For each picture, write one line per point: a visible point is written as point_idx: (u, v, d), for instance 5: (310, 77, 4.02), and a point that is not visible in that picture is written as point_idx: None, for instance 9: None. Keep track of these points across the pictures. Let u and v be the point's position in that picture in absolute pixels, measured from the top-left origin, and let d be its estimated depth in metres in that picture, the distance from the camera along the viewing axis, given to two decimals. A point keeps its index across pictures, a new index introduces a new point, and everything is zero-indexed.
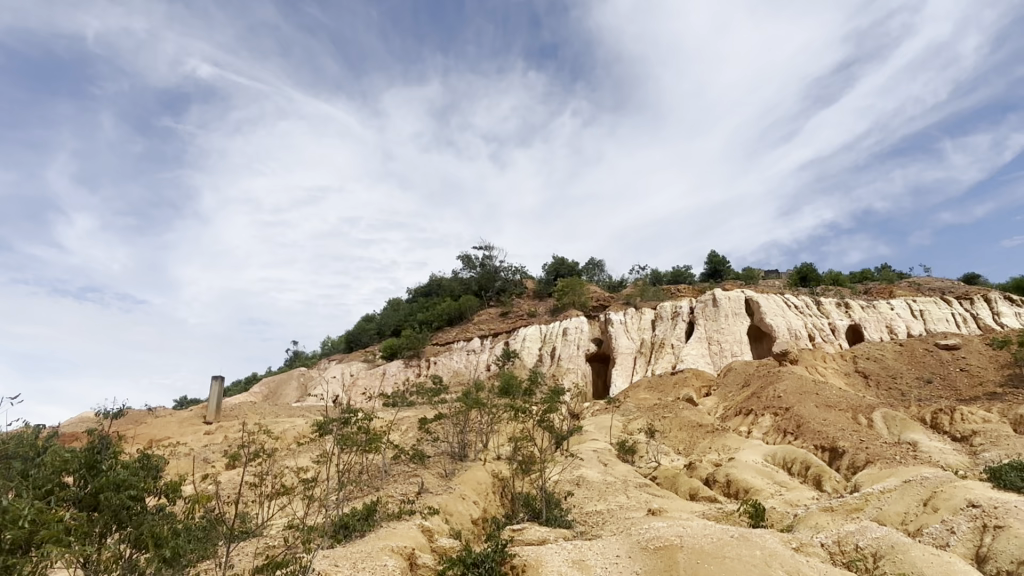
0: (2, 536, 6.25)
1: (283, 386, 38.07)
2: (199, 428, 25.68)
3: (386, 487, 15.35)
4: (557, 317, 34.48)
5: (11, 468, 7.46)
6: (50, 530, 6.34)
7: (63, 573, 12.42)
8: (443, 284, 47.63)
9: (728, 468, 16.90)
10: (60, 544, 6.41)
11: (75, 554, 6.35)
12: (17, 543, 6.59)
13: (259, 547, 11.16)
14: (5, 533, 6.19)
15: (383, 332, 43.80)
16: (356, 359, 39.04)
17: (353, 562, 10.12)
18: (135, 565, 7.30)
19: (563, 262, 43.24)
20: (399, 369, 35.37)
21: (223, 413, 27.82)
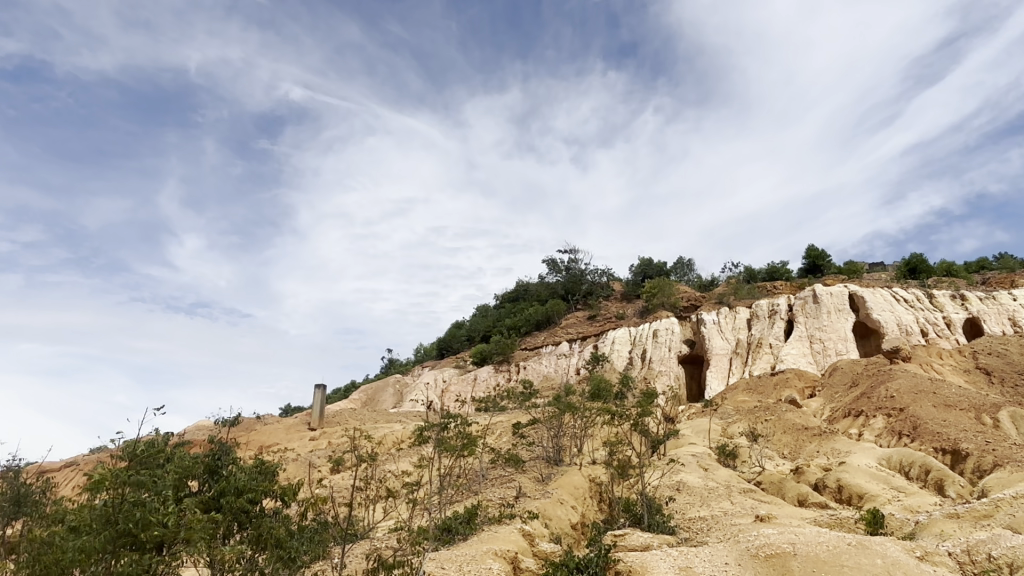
0: (148, 535, 6.88)
1: (379, 392, 39.29)
2: (304, 434, 26.87)
3: (484, 491, 15.58)
4: (647, 319, 33.93)
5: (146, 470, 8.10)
6: (188, 531, 6.92)
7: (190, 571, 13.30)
8: (530, 289, 47.83)
9: (839, 473, 16.09)
10: (197, 543, 6.95)
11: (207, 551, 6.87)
12: (154, 543, 7.16)
13: (369, 548, 11.60)
14: (151, 531, 6.84)
15: (473, 338, 44.42)
16: (448, 365, 39.78)
17: (458, 565, 10.31)
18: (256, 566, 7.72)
19: (651, 262, 42.54)
20: (490, 374, 35.77)
21: (325, 420, 28.99)
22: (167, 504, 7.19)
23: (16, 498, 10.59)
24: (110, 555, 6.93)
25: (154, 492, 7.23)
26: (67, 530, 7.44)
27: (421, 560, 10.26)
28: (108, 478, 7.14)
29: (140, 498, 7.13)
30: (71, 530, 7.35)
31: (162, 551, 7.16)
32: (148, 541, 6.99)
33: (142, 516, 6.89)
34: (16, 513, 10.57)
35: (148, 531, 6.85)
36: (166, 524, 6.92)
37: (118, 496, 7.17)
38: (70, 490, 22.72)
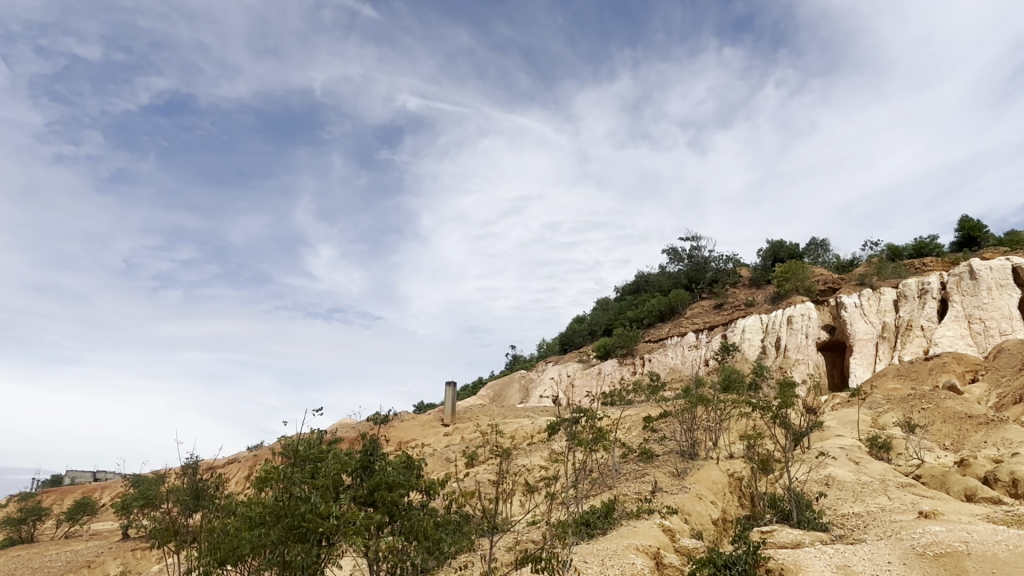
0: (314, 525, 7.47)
1: (506, 388, 40.04)
2: (438, 430, 27.87)
3: (619, 486, 15.50)
4: (779, 306, 32.29)
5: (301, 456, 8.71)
6: (350, 522, 7.45)
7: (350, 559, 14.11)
8: (651, 279, 46.93)
9: (1013, 465, 14.62)
10: (358, 533, 7.44)
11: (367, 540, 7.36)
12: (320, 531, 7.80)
13: (511, 543, 11.86)
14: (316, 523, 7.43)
15: (595, 332, 44.21)
16: (572, 360, 39.82)
17: (601, 559, 10.42)
18: (408, 559, 8.10)
19: (781, 245, 40.48)
20: (614, 368, 35.47)
21: (457, 416, 29.90)
22: (326, 498, 7.73)
23: (194, 492, 11.71)
24: (282, 545, 7.58)
25: (314, 486, 7.80)
26: (242, 522, 8.17)
27: (565, 552, 10.51)
28: (274, 473, 7.77)
29: (302, 493, 7.72)
30: (246, 520, 8.08)
31: (324, 542, 7.72)
32: (312, 531, 7.55)
33: (308, 509, 7.49)
34: (194, 505, 11.68)
35: (314, 521, 7.43)
36: (327, 516, 7.46)
37: (284, 491, 7.81)
38: (241, 485, 24.83)
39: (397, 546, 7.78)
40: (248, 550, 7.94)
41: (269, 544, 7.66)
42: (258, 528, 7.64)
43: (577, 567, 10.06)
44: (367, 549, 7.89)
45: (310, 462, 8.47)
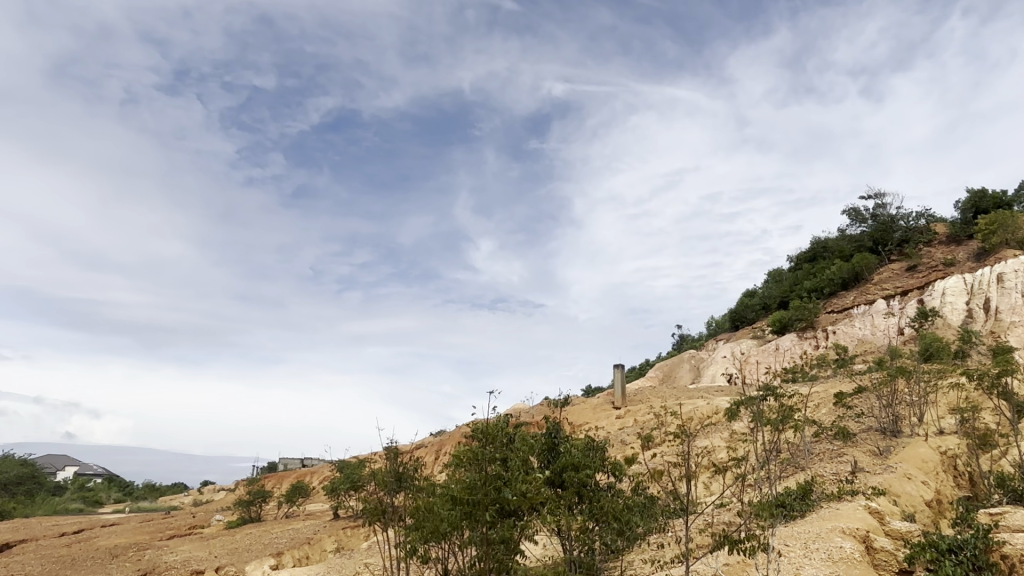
0: (509, 499, 7.95)
1: (676, 368, 39.21)
2: (611, 412, 27.91)
3: (813, 467, 14.68)
4: (986, 262, 28.76)
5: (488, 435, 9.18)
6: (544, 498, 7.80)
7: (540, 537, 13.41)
8: (829, 245, 43.61)
9: None
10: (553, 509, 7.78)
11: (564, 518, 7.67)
12: (516, 510, 8.25)
13: (705, 529, 11.67)
14: (512, 497, 7.91)
15: (769, 306, 41.95)
16: (745, 336, 38.10)
17: (804, 543, 10.26)
18: (602, 541, 8.21)
19: (984, 194, 35.89)
20: (794, 342, 33.43)
21: (629, 398, 29.73)
22: (517, 480, 8.10)
23: (396, 474, 12.69)
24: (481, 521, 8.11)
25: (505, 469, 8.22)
26: (444, 501, 8.81)
27: (765, 535, 10.46)
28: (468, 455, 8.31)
29: (495, 473, 8.15)
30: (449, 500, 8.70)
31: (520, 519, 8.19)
32: (510, 507, 8.04)
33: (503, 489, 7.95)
34: (397, 487, 12.69)
35: (509, 496, 7.86)
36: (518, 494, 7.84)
37: (479, 471, 8.28)
38: (438, 465, 26.90)
39: (590, 524, 7.97)
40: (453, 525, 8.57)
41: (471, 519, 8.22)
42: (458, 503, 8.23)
43: (779, 549, 10.06)
44: (562, 527, 8.19)
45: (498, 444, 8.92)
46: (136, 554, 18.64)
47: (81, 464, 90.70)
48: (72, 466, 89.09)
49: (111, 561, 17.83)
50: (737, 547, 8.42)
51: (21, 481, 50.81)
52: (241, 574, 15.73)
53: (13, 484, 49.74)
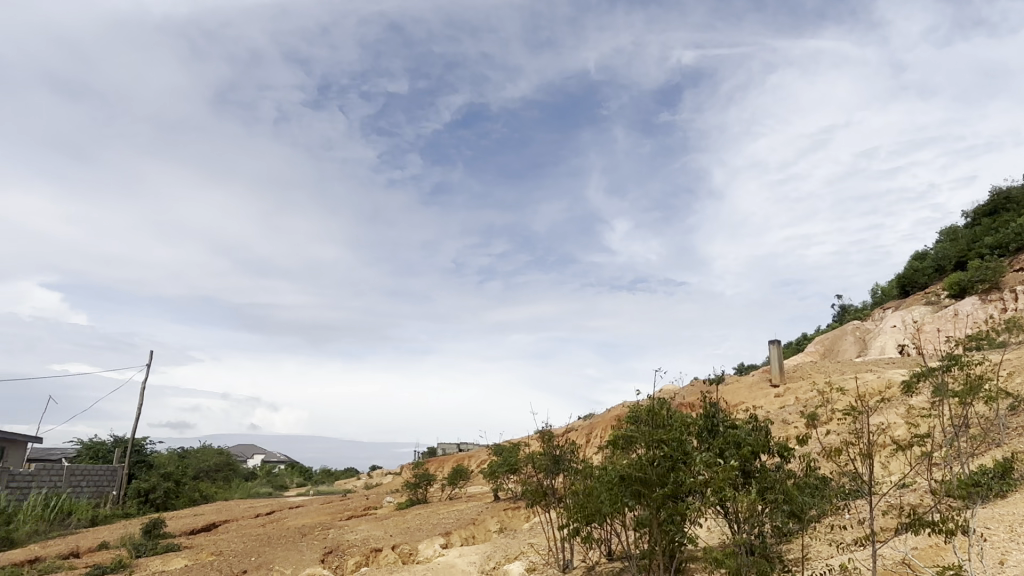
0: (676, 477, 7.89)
1: (839, 341, 36.71)
2: (768, 391, 26.68)
3: (1012, 442, 13.23)
4: None
5: (644, 414, 9.12)
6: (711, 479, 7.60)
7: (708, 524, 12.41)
8: (1013, 196, 38.88)
9: None
10: (721, 490, 7.55)
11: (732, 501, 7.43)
12: (681, 492, 8.20)
13: (890, 513, 10.92)
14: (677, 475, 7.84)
15: (943, 268, 38.13)
16: (917, 303, 34.89)
17: (1009, 526, 9.33)
18: (778, 523, 7.88)
19: None
20: (975, 306, 30.15)
21: (788, 375, 28.24)
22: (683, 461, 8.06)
23: (554, 457, 13.00)
24: (653, 500, 8.36)
25: (668, 449, 8.22)
26: (608, 481, 8.95)
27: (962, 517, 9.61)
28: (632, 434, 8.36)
29: (659, 454, 8.29)
30: (612, 483, 8.79)
31: (686, 499, 8.14)
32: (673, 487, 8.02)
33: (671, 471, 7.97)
34: (555, 468, 12.98)
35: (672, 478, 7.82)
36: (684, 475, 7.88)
37: (646, 452, 8.47)
38: (592, 448, 27.14)
39: (760, 504, 7.68)
40: (621, 503, 8.82)
41: (639, 498, 8.48)
42: (628, 483, 8.54)
43: (980, 532, 9.22)
44: (729, 508, 8.00)
45: (660, 423, 8.90)
46: (322, 533, 20.42)
47: (266, 453, 100.38)
48: (260, 454, 98.83)
49: (301, 540, 19.67)
50: (930, 530, 7.85)
51: (219, 468, 57.16)
52: (414, 552, 16.76)
53: (214, 471, 56.10)
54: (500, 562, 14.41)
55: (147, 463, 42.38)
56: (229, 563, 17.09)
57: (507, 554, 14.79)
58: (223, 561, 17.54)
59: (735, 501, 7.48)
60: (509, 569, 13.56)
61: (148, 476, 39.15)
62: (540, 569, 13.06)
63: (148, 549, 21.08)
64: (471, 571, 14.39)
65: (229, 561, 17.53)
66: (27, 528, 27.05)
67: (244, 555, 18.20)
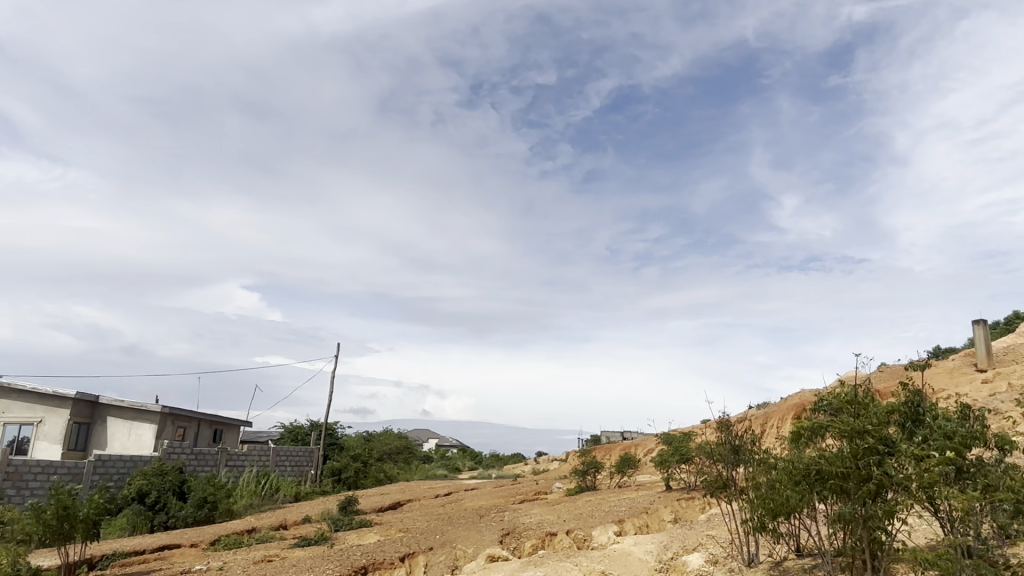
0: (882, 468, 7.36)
1: None
2: (973, 376, 23.90)
3: None
4: None
5: (837, 402, 8.57)
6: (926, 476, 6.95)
7: (915, 519, 11.41)
8: None
9: None
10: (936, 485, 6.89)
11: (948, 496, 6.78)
12: (882, 487, 7.64)
13: None
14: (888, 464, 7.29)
15: None
16: None
17: None
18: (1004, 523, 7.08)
19: None
20: None
21: (998, 358, 25.07)
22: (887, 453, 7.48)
23: (733, 447, 12.56)
24: (852, 495, 7.83)
25: (865, 441, 7.68)
26: (797, 472, 8.54)
27: None
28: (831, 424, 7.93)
29: (856, 446, 7.77)
30: (803, 474, 8.37)
31: (890, 495, 7.56)
32: (873, 481, 7.50)
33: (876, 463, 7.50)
34: (735, 459, 12.53)
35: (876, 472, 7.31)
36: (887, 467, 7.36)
37: (843, 443, 7.96)
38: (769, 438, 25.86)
39: (978, 501, 6.95)
40: (813, 496, 8.38)
41: (835, 493, 7.98)
42: (822, 477, 8.08)
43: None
44: (940, 505, 7.32)
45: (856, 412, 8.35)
46: (498, 515, 21.21)
47: (440, 437, 105.83)
48: (434, 438, 104.41)
49: (480, 520, 20.65)
50: None
51: (400, 451, 61.27)
52: (589, 538, 16.96)
53: (395, 453, 60.28)
54: (678, 552, 14.17)
55: (338, 445, 46.34)
56: (417, 540, 18.32)
57: (685, 545, 14.50)
58: (410, 537, 18.77)
59: (949, 497, 6.83)
60: (689, 560, 13.31)
61: (340, 456, 42.91)
62: (722, 562, 12.70)
63: (345, 524, 23.07)
64: (649, 560, 14.28)
65: (416, 538, 18.73)
66: (243, 502, 30.63)
67: (429, 533, 19.37)
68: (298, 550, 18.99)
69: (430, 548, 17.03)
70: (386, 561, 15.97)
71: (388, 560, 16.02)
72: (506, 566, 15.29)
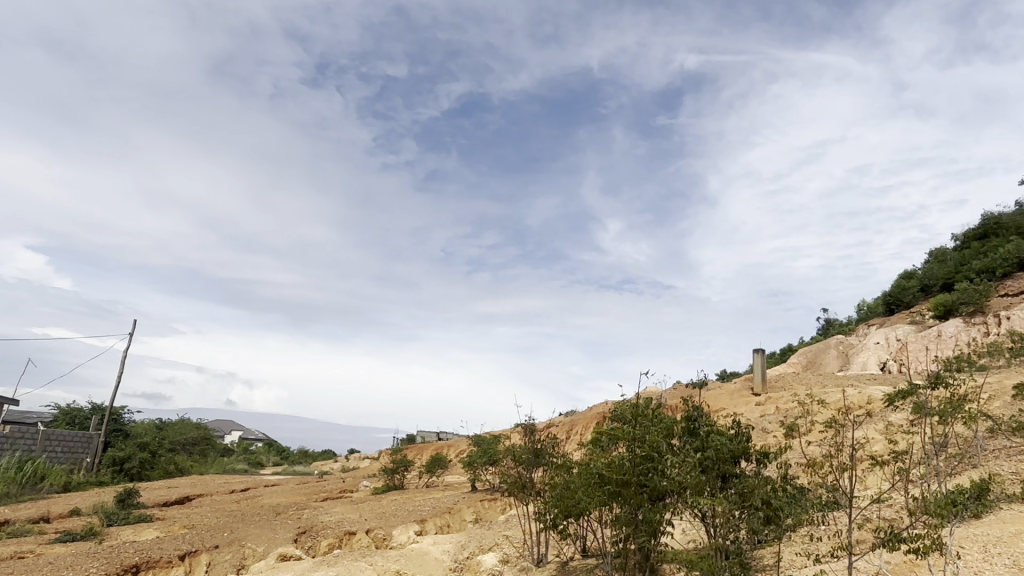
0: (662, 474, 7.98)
1: (822, 354, 36.86)
2: (749, 399, 26.81)
3: (988, 464, 13.12)
4: None
5: (629, 411, 9.21)
6: (692, 483, 7.63)
7: (687, 524, 12.49)
8: (1003, 221, 37.23)
9: None
10: (700, 494, 7.55)
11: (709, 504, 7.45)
12: (660, 498, 8.30)
13: (870, 525, 10.94)
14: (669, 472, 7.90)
15: (930, 289, 37.20)
16: (901, 322, 34.35)
17: (983, 546, 9.29)
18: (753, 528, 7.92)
19: None
20: (960, 329, 29.50)
21: (770, 384, 28.30)
22: (664, 463, 8.13)
23: (534, 450, 13.06)
24: (631, 500, 8.46)
25: (647, 450, 8.31)
26: (589, 478, 9.00)
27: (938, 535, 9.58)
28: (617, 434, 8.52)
29: (641, 454, 8.36)
30: (594, 478, 8.87)
31: (664, 501, 8.22)
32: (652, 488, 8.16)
33: (654, 472, 8.13)
34: (535, 462, 13.05)
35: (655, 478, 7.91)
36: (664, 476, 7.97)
37: (630, 450, 8.54)
38: (571, 444, 27.20)
39: (737, 509, 7.69)
40: (599, 500, 8.89)
41: (618, 497, 8.56)
42: (607, 483, 8.62)
43: (955, 550, 9.17)
44: (706, 511, 8.06)
45: (643, 423, 8.95)
46: (296, 513, 20.30)
47: (244, 430, 99.49)
48: (238, 431, 98.13)
49: (275, 518, 19.62)
50: (904, 545, 7.73)
51: (197, 442, 56.86)
52: (388, 538, 16.74)
53: (191, 444, 55.90)
54: (474, 552, 14.43)
55: (124, 433, 42.10)
56: (202, 537, 17.05)
57: (481, 545, 14.79)
58: (196, 534, 17.45)
59: (711, 505, 7.50)
60: (483, 560, 13.60)
61: (124, 445, 38.99)
62: (513, 561, 13.14)
63: (119, 518, 20.89)
64: (444, 560, 14.37)
65: (201, 535, 17.45)
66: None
67: (217, 530, 18.12)
68: (60, 546, 16.92)
69: (216, 546, 15.90)
70: (162, 560, 14.67)
71: (165, 558, 14.73)
72: (298, 565, 14.69)
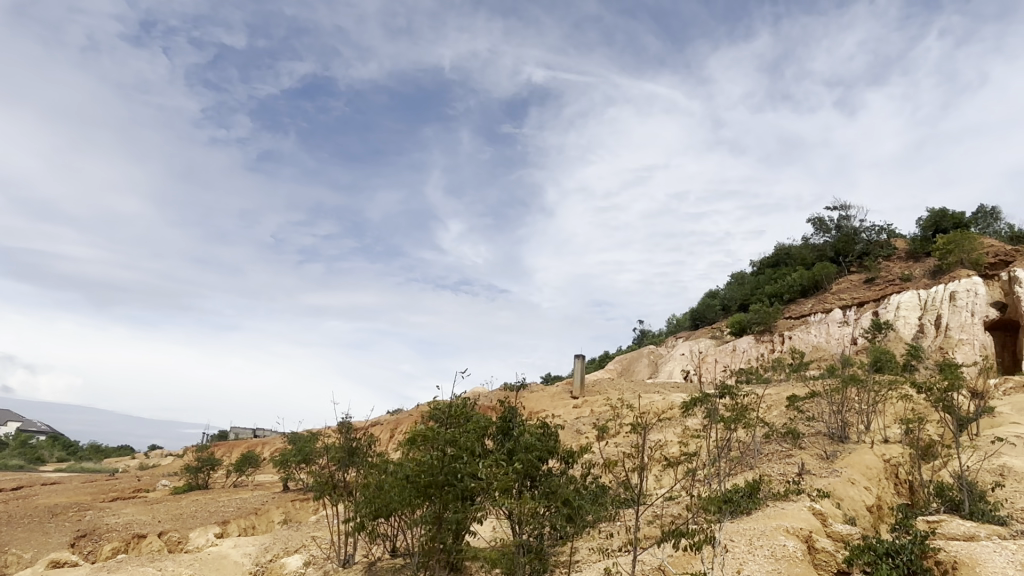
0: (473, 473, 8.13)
1: (635, 362, 39.53)
2: (567, 402, 28.10)
3: (761, 466, 14.76)
4: (940, 280, 29.24)
5: (445, 410, 9.29)
6: (499, 481, 7.84)
7: (496, 522, 12.82)
8: (792, 252, 42.03)
9: None
10: (507, 493, 7.77)
11: (516, 503, 7.69)
12: (468, 497, 8.45)
13: (658, 522, 11.85)
14: (480, 471, 8.07)
15: (729, 308, 41.16)
16: (703, 336, 37.74)
17: (749, 539, 10.39)
18: (554, 524, 8.31)
19: (945, 215, 34.76)
20: (750, 345, 33.01)
21: (587, 389, 29.85)
22: (474, 463, 8.28)
23: (350, 449, 12.73)
24: (438, 499, 8.52)
25: (458, 449, 8.44)
26: (399, 477, 8.97)
27: (713, 529, 10.60)
28: (430, 435, 8.57)
29: (453, 453, 8.45)
30: (404, 475, 8.83)
31: (472, 499, 8.38)
32: (460, 487, 8.32)
33: (463, 471, 8.28)
34: (349, 461, 12.73)
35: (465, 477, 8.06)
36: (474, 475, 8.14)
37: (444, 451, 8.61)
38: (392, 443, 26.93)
39: (541, 507, 8.01)
40: (408, 499, 8.87)
41: (426, 495, 8.57)
42: (416, 482, 8.59)
43: (726, 544, 10.18)
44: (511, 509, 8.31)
45: (459, 422, 9.07)
46: (77, 514, 18.28)
47: (25, 421, 88.00)
48: (16, 422, 86.62)
49: (51, 520, 17.56)
50: (683, 540, 8.48)
51: None
52: (184, 540, 15.52)
53: None
54: (277, 554, 13.79)
55: None
56: None
57: (286, 547, 14.18)
58: None
59: (516, 503, 7.76)
60: (287, 562, 13.02)
61: None
62: (318, 563, 12.74)
63: None
64: (245, 563, 13.63)
65: None
66: None
67: None
68: None
69: None
70: None
71: None
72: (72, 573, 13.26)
